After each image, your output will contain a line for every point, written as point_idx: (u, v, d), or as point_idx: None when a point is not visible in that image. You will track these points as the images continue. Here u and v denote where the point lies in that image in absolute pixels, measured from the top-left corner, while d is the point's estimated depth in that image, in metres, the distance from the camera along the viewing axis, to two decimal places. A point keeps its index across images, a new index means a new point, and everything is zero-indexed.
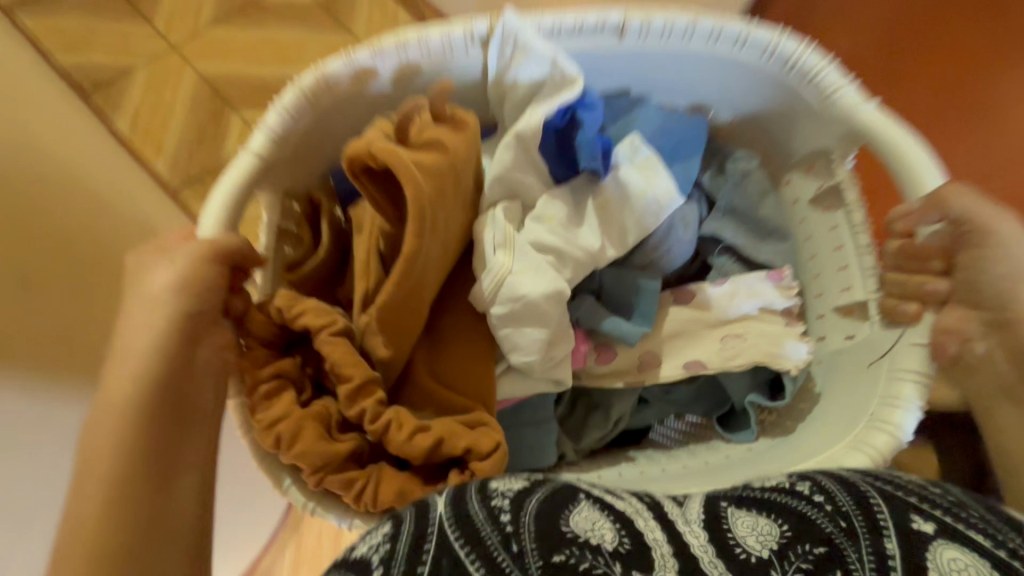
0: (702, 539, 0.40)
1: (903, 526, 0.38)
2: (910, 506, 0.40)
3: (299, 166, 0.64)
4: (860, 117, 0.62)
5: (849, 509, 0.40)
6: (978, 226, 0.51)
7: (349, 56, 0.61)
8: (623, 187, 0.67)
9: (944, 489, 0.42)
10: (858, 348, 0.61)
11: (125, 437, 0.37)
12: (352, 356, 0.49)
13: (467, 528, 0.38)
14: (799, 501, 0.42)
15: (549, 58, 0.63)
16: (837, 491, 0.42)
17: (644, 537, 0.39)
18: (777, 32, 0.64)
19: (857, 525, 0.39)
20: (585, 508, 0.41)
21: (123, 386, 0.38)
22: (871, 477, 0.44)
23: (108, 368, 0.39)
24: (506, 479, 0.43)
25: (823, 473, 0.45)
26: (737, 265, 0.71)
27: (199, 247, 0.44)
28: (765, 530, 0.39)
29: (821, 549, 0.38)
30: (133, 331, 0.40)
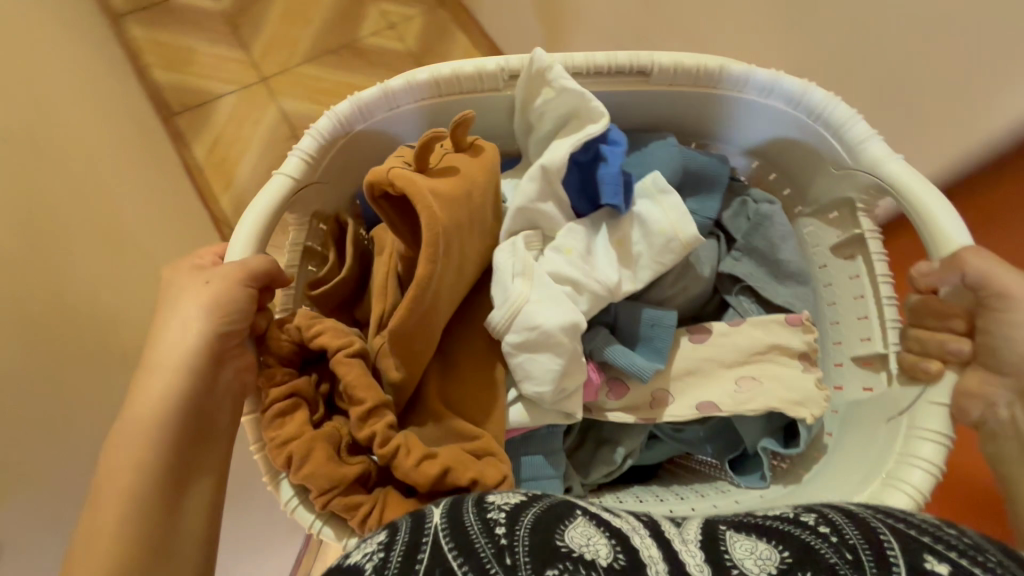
0: (699, 557, 0.38)
1: (915, 564, 0.34)
2: (925, 547, 0.36)
3: (333, 190, 0.70)
4: (883, 168, 0.60)
5: (855, 542, 0.37)
6: (996, 290, 0.50)
7: (383, 85, 0.65)
8: (644, 224, 0.63)
9: (961, 532, 0.38)
10: (877, 405, 0.60)
11: (152, 447, 0.42)
12: (364, 378, 0.51)
13: (459, 537, 0.38)
14: (805, 533, 0.39)
15: (579, 94, 0.62)
16: (845, 525, 0.39)
17: (640, 555, 0.37)
18: (805, 81, 0.64)
19: (863, 559, 0.35)
20: (580, 524, 0.40)
21: (157, 402, 0.43)
22: (886, 516, 0.41)
23: (144, 381, 0.44)
24: (502, 495, 0.44)
25: (832, 507, 0.42)
26: (754, 305, 0.71)
27: (232, 272, 0.49)
28: (763, 555, 0.37)
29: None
30: (172, 347, 0.45)
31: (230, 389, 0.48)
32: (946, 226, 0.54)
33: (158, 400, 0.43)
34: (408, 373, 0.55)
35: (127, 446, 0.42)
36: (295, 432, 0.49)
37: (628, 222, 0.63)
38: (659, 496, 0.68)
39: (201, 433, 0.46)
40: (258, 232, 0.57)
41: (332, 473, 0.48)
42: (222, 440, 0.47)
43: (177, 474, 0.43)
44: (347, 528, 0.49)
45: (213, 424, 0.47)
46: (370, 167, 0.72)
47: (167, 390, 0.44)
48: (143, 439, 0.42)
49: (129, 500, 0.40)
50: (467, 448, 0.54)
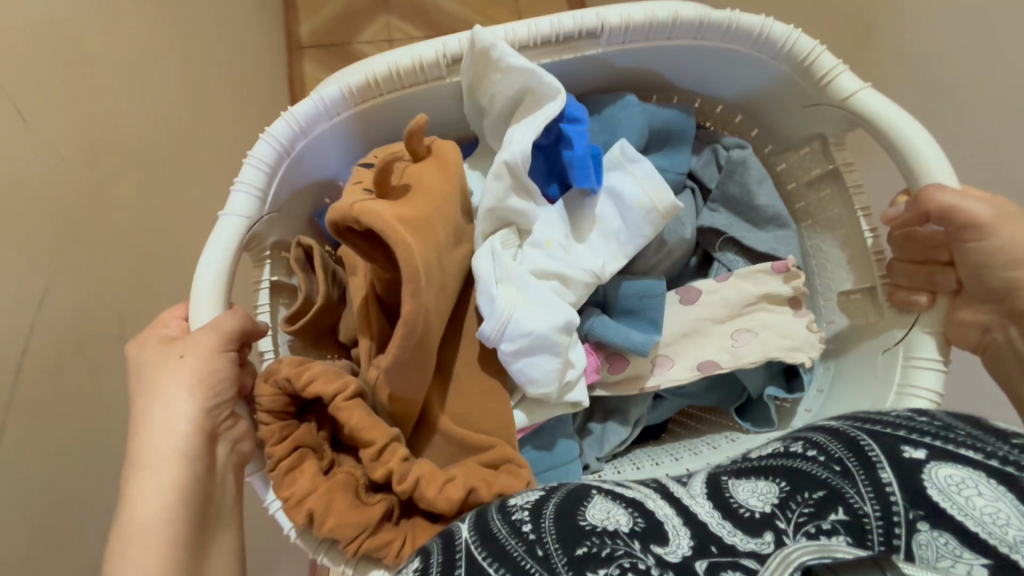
0: (707, 506, 0.38)
1: (895, 455, 0.36)
2: (900, 438, 0.37)
3: (290, 216, 0.66)
4: (855, 102, 0.58)
5: (842, 454, 0.38)
6: (966, 223, 0.50)
7: (317, 94, 0.60)
8: (619, 199, 0.61)
9: (930, 416, 0.39)
10: (873, 338, 0.62)
11: (167, 550, 0.42)
12: (368, 418, 0.51)
13: (490, 544, 0.38)
14: (795, 459, 0.39)
15: (529, 73, 0.58)
16: (828, 441, 0.40)
17: (656, 515, 0.38)
18: (766, 17, 0.60)
19: (850, 466, 0.37)
20: (600, 501, 0.40)
21: (161, 508, 0.43)
22: (860, 422, 0.41)
23: (138, 476, 0.44)
24: (522, 494, 0.43)
25: (812, 430, 0.42)
26: (740, 256, 0.71)
27: (209, 342, 0.49)
28: (763, 489, 0.37)
29: (822, 493, 0.36)
30: (161, 436, 0.45)
31: (229, 462, 0.49)
32: (931, 163, 0.54)
33: (161, 501, 0.43)
34: (410, 399, 0.54)
35: (140, 560, 0.41)
36: (310, 486, 0.49)
37: (603, 201, 0.61)
38: (672, 456, 0.70)
39: (207, 513, 0.46)
40: (220, 291, 0.53)
41: (358, 518, 0.48)
42: (223, 520, 0.48)
43: (194, 560, 0.44)
44: (382, 565, 0.49)
45: (215, 505, 0.47)
46: (319, 182, 0.67)
47: (169, 487, 0.44)
48: (154, 546, 0.42)
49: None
50: (486, 459, 0.54)
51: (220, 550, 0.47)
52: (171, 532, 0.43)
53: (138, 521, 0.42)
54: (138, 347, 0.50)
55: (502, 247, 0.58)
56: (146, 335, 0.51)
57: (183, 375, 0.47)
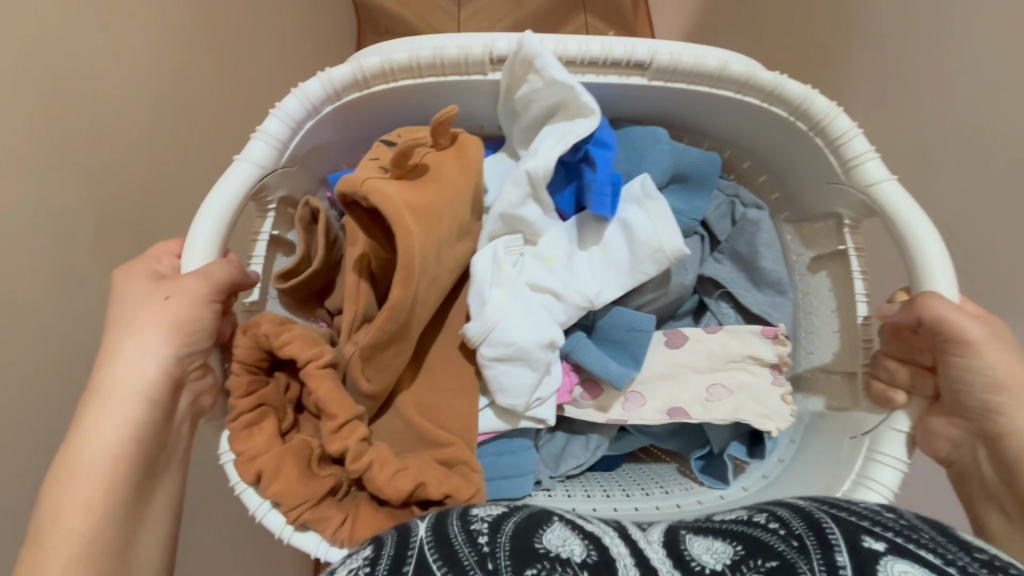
0: (662, 555, 0.39)
1: (853, 543, 0.36)
2: (863, 529, 0.37)
3: (302, 175, 0.65)
4: (878, 190, 0.58)
5: (801, 531, 0.38)
6: (954, 338, 0.50)
7: (357, 63, 0.60)
8: (628, 231, 0.61)
9: (896, 513, 0.40)
10: (841, 422, 0.63)
11: (109, 488, 0.42)
12: (336, 391, 0.51)
13: (443, 546, 0.38)
14: (755, 528, 0.39)
15: (569, 89, 0.58)
16: (792, 518, 0.40)
17: (610, 552, 0.39)
18: (809, 89, 0.61)
19: (808, 543, 0.36)
20: (558, 527, 0.41)
21: (110, 448, 0.43)
22: (826, 506, 0.42)
23: (97, 410, 0.44)
24: (486, 507, 0.44)
25: (780, 505, 0.43)
26: (733, 312, 0.72)
27: (195, 288, 0.48)
28: (718, 550, 0.38)
29: (774, 562, 0.35)
30: (127, 376, 0.45)
31: (187, 412, 0.49)
32: (938, 269, 0.54)
33: (117, 436, 0.43)
34: (381, 382, 0.55)
35: (82, 489, 0.41)
36: (265, 445, 0.49)
37: (613, 228, 0.62)
38: (624, 490, 0.70)
39: (157, 457, 0.46)
40: (218, 235, 0.53)
41: (303, 488, 0.48)
42: (171, 467, 0.48)
43: (134, 500, 0.44)
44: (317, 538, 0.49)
45: (166, 450, 0.47)
46: (341, 147, 0.68)
47: (128, 424, 0.44)
48: (99, 478, 0.42)
49: (86, 533, 0.41)
50: (441, 457, 0.54)
51: (160, 494, 0.47)
52: (121, 467, 0.43)
53: (91, 451, 0.42)
54: (124, 278, 0.50)
55: (504, 253, 0.58)
56: (136, 266, 0.51)
57: (165, 317, 0.47)
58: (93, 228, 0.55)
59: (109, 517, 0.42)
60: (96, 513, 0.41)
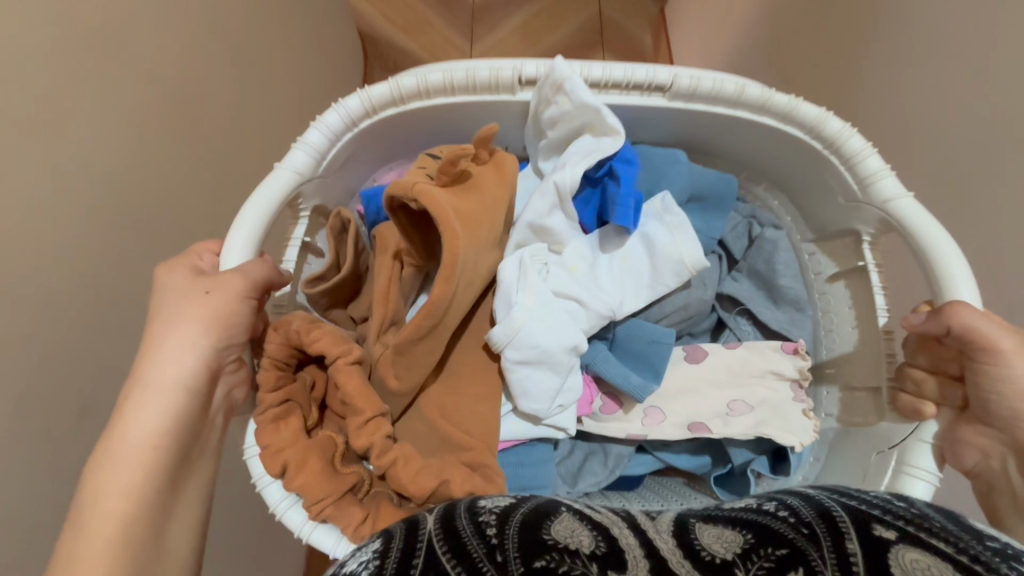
0: (671, 544, 0.38)
1: (864, 530, 0.35)
2: (875, 518, 0.36)
3: (336, 187, 0.69)
4: (895, 207, 0.60)
5: (812, 519, 0.37)
6: (983, 348, 0.50)
7: (394, 82, 0.64)
8: (650, 244, 0.63)
9: (908, 503, 0.39)
10: (867, 438, 0.62)
11: (147, 475, 0.43)
12: (363, 388, 0.52)
13: (452, 541, 0.39)
14: (764, 517, 0.39)
15: (596, 108, 0.61)
16: (802, 507, 0.39)
17: (619, 542, 0.38)
18: (824, 111, 0.63)
19: (818, 531, 0.35)
20: (565, 519, 0.41)
21: (150, 434, 0.44)
22: (838, 495, 0.41)
23: (137, 398, 0.45)
24: (493, 498, 0.45)
25: (789, 495, 0.43)
26: (753, 329, 0.73)
27: (234, 284, 0.50)
28: (728, 538, 0.37)
29: (785, 550, 0.34)
30: (169, 366, 0.46)
31: (221, 405, 0.51)
32: (960, 282, 0.54)
33: (155, 423, 0.44)
34: (406, 383, 0.55)
35: (120, 473, 0.42)
36: (290, 439, 0.50)
37: (635, 242, 0.64)
38: (645, 508, 0.69)
39: (191, 447, 0.47)
40: (257, 236, 0.55)
41: (326, 483, 0.49)
42: (204, 457, 0.48)
43: (169, 489, 0.44)
44: (336, 534, 0.49)
45: (200, 441, 0.48)
46: (374, 162, 0.71)
47: (169, 412, 0.45)
48: (139, 463, 0.43)
49: (122, 519, 0.41)
50: (463, 460, 0.55)
51: (194, 486, 0.47)
52: (159, 453, 0.44)
53: (131, 437, 0.43)
54: (167, 274, 0.52)
55: (529, 262, 0.59)
56: (178, 262, 0.53)
57: (204, 310, 0.49)
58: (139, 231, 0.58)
59: (145, 504, 0.42)
60: (135, 499, 0.42)
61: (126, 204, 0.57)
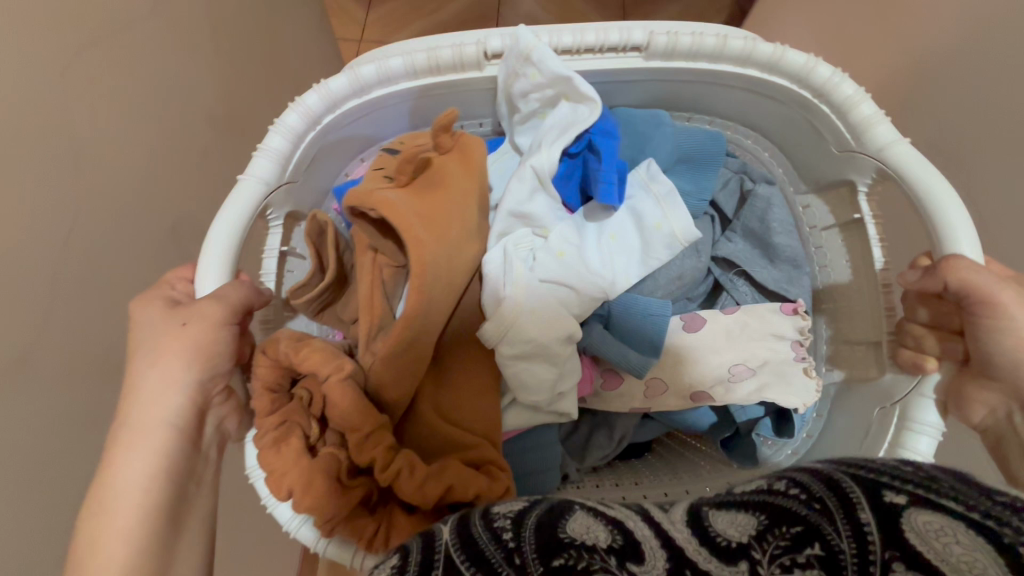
0: (686, 533, 0.38)
1: (875, 499, 0.34)
2: (884, 485, 0.35)
3: (308, 190, 0.66)
4: (891, 153, 0.57)
5: (822, 493, 0.37)
6: (983, 300, 0.49)
7: (354, 73, 0.60)
8: (637, 217, 0.61)
9: (917, 466, 0.38)
10: (868, 393, 0.62)
11: (143, 515, 0.42)
12: (358, 403, 0.51)
13: (469, 547, 0.39)
14: (777, 493, 0.38)
15: (566, 77, 0.58)
16: (811, 481, 0.39)
17: (634, 534, 0.39)
18: (811, 57, 0.60)
19: (830, 505, 0.35)
20: (580, 516, 0.42)
21: (146, 476, 0.44)
22: (847, 466, 0.40)
23: (128, 440, 0.44)
24: (505, 503, 0.44)
25: (798, 470, 0.42)
26: (750, 290, 0.71)
27: (211, 312, 0.49)
28: (742, 520, 0.37)
29: (799, 528, 0.35)
30: (154, 404, 0.46)
31: (213, 438, 0.50)
32: (960, 232, 0.52)
33: (146, 465, 0.44)
34: (404, 392, 0.54)
35: (116, 517, 0.41)
36: (292, 461, 0.49)
37: (622, 216, 0.62)
38: (653, 477, 0.71)
39: (187, 483, 0.46)
40: (229, 256, 0.53)
41: (335, 503, 0.48)
42: (203, 493, 0.47)
43: (171, 528, 0.44)
44: (354, 547, 0.49)
45: (196, 475, 0.47)
46: (344, 158, 0.68)
47: (155, 450, 0.45)
48: (132, 506, 0.42)
49: (122, 566, 0.40)
50: (469, 460, 0.54)
51: (199, 516, 0.46)
52: (151, 492, 0.43)
53: (117, 482, 0.43)
54: (141, 310, 0.50)
55: (514, 252, 0.57)
56: (149, 296, 0.51)
57: (180, 343, 0.48)
58: (105, 260, 0.56)
59: (142, 546, 0.41)
60: (134, 543, 0.41)
61: (92, 235, 0.55)
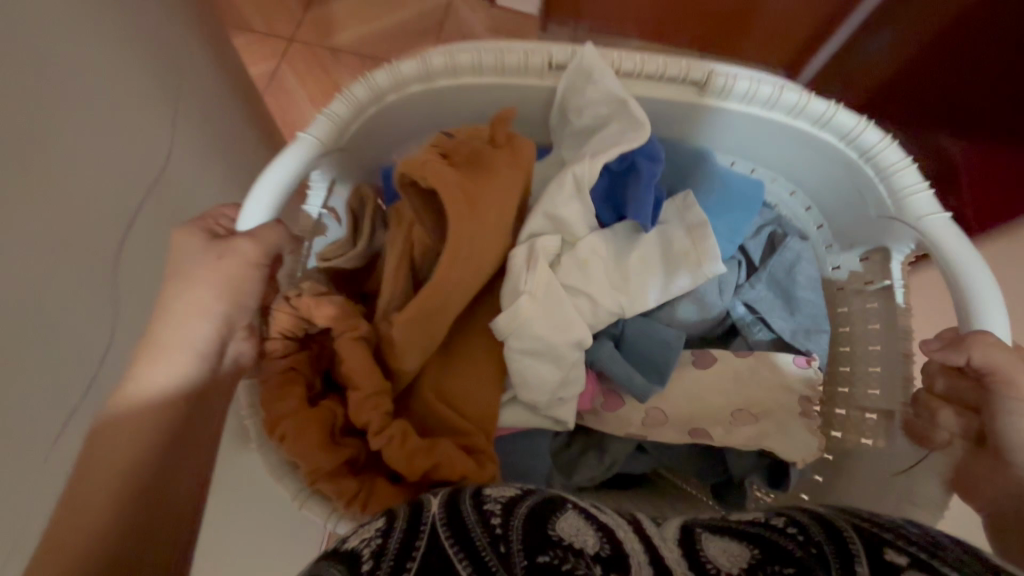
0: (677, 558, 0.38)
1: (875, 555, 0.33)
2: (886, 541, 0.34)
3: (355, 162, 0.68)
4: (928, 224, 0.58)
5: (821, 538, 0.36)
6: (1010, 381, 0.48)
7: (425, 60, 0.64)
8: (666, 243, 0.62)
9: (927, 531, 0.36)
10: (876, 462, 0.61)
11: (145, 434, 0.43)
12: (366, 363, 0.52)
13: (456, 528, 0.38)
14: (772, 531, 0.38)
15: (619, 98, 0.61)
16: (811, 524, 0.38)
17: (624, 548, 0.38)
18: (865, 119, 0.62)
19: (827, 549, 0.35)
20: (571, 516, 0.41)
21: (151, 398, 0.45)
22: (852, 515, 0.39)
23: (145, 358, 0.46)
24: (498, 488, 0.44)
25: (798, 508, 0.41)
26: (766, 339, 0.69)
27: (243, 252, 0.51)
28: (735, 553, 0.36)
29: (792, 569, 0.33)
30: (173, 328, 0.47)
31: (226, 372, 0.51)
32: (992, 313, 0.51)
33: (157, 385, 0.45)
34: (415, 364, 0.56)
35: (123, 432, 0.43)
36: (292, 408, 0.51)
37: (651, 239, 0.62)
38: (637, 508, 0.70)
39: (192, 410, 0.47)
40: (274, 202, 0.56)
41: (325, 454, 0.50)
42: (208, 422, 0.48)
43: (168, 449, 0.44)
44: (330, 508, 0.50)
45: (204, 404, 0.48)
46: (394, 139, 0.69)
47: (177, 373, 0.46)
48: (145, 427, 0.44)
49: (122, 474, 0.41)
50: (460, 441, 0.55)
51: (201, 445, 0.47)
52: (158, 412, 0.45)
53: (136, 397, 0.45)
54: (185, 237, 0.52)
55: (542, 252, 0.58)
56: (194, 224, 0.53)
57: (213, 275, 0.49)
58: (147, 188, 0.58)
59: (150, 465, 0.43)
60: (128, 460, 0.42)
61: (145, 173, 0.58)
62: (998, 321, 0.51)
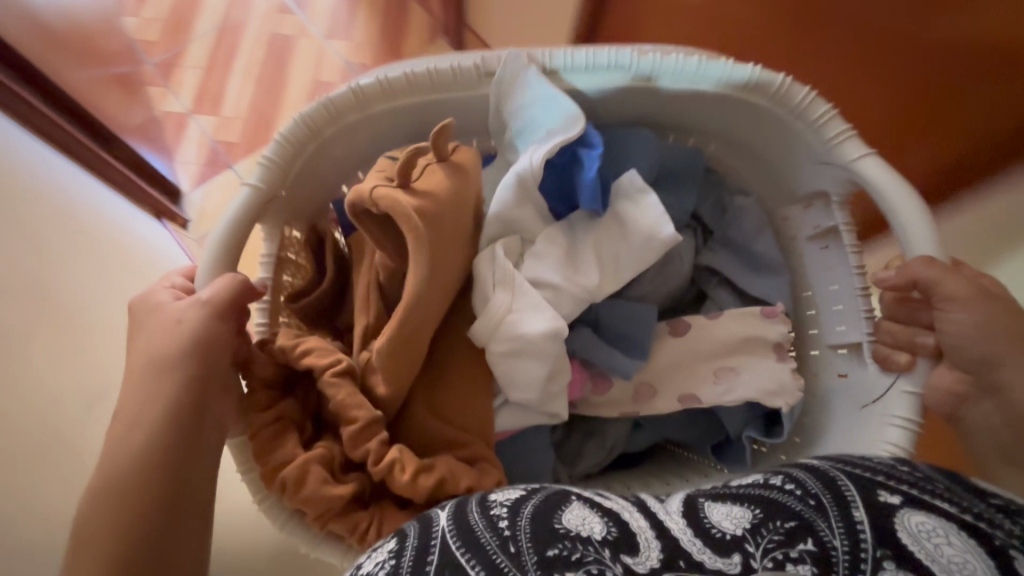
0: (682, 524, 0.39)
1: (871, 499, 0.38)
2: (877, 483, 0.39)
3: (308, 201, 0.68)
4: (856, 166, 0.62)
5: (817, 490, 0.39)
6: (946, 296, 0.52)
7: (357, 88, 0.64)
8: (623, 222, 0.64)
9: (911, 467, 0.42)
10: (848, 395, 0.65)
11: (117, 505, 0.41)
12: (354, 399, 0.52)
13: (466, 535, 0.38)
14: (773, 490, 0.40)
15: (554, 93, 0.63)
16: (807, 478, 0.41)
17: (630, 526, 0.39)
18: (785, 77, 0.65)
19: (824, 501, 0.38)
20: (576, 507, 0.40)
21: (119, 470, 0.43)
22: (842, 463, 0.44)
23: (118, 434, 0.45)
24: (503, 492, 0.43)
25: (794, 466, 0.44)
26: (732, 296, 0.72)
27: (205, 312, 0.50)
28: (738, 515, 0.39)
29: (793, 523, 0.37)
30: (141, 401, 0.47)
31: None
32: (918, 238, 0.57)
33: (128, 456, 0.44)
34: (397, 390, 0.55)
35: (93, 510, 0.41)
36: (285, 457, 0.51)
37: (607, 223, 0.64)
38: (645, 483, 0.72)
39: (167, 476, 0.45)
40: (229, 253, 0.56)
41: (326, 498, 0.49)
42: None
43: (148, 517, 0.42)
44: (344, 546, 0.51)
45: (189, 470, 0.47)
46: (341, 171, 0.69)
47: (139, 440, 0.44)
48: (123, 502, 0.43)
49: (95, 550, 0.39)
50: (457, 455, 0.56)
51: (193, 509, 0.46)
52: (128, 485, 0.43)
53: (111, 472, 0.43)
54: (141, 304, 0.53)
55: (504, 255, 0.60)
56: (151, 290, 0.54)
57: (176, 340, 0.49)
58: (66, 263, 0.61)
59: None
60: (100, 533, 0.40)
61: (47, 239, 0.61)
62: (926, 242, 0.56)
